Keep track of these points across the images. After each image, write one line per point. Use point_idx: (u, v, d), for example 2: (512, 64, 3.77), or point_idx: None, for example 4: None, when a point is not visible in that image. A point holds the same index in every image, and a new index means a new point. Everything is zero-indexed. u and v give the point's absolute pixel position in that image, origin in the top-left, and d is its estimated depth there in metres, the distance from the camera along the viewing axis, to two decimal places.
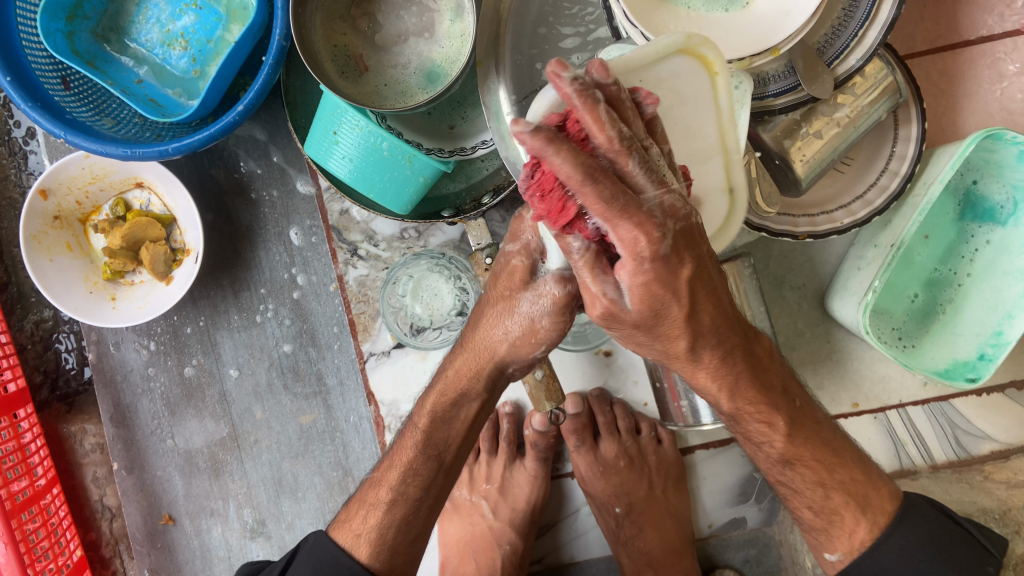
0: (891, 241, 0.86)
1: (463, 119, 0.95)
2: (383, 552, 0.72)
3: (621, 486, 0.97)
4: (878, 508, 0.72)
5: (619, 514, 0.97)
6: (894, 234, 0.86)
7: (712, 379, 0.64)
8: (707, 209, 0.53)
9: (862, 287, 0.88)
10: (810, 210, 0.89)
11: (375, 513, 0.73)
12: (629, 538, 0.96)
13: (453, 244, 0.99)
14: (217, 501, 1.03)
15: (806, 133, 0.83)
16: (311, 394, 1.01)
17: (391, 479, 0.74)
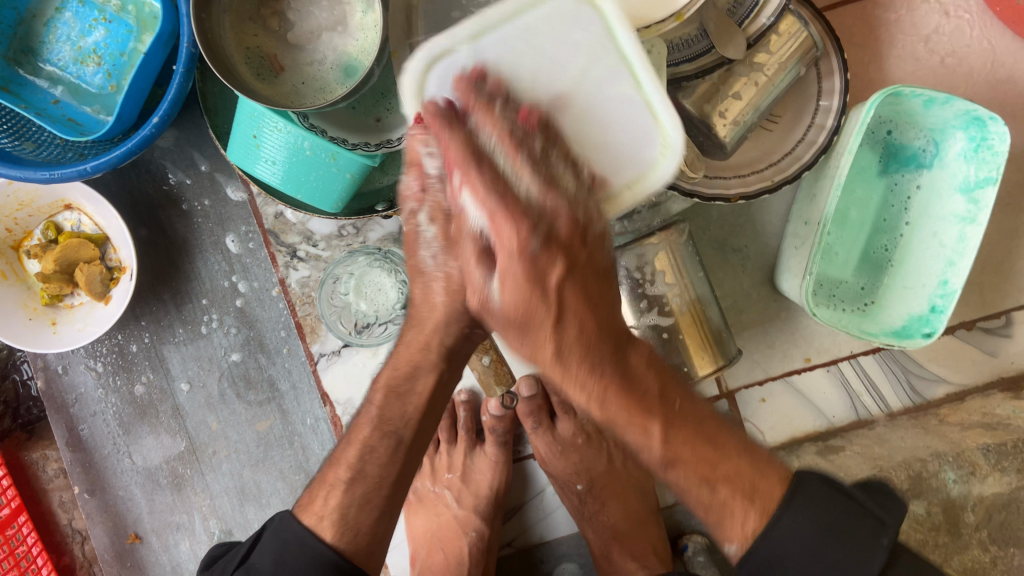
0: (817, 219, 0.87)
1: (388, 111, 0.94)
2: (346, 535, 0.68)
3: (581, 463, 0.96)
4: (767, 495, 0.61)
5: (581, 491, 0.96)
6: (819, 210, 0.87)
7: (581, 388, 0.59)
8: (505, 303, 0.55)
9: (802, 267, 0.88)
10: (740, 171, 0.89)
11: (335, 493, 0.70)
12: (593, 513, 0.95)
13: (392, 237, 1.00)
14: (182, 515, 1.03)
15: (726, 96, 0.82)
16: (264, 400, 1.01)
17: (349, 457, 0.72)
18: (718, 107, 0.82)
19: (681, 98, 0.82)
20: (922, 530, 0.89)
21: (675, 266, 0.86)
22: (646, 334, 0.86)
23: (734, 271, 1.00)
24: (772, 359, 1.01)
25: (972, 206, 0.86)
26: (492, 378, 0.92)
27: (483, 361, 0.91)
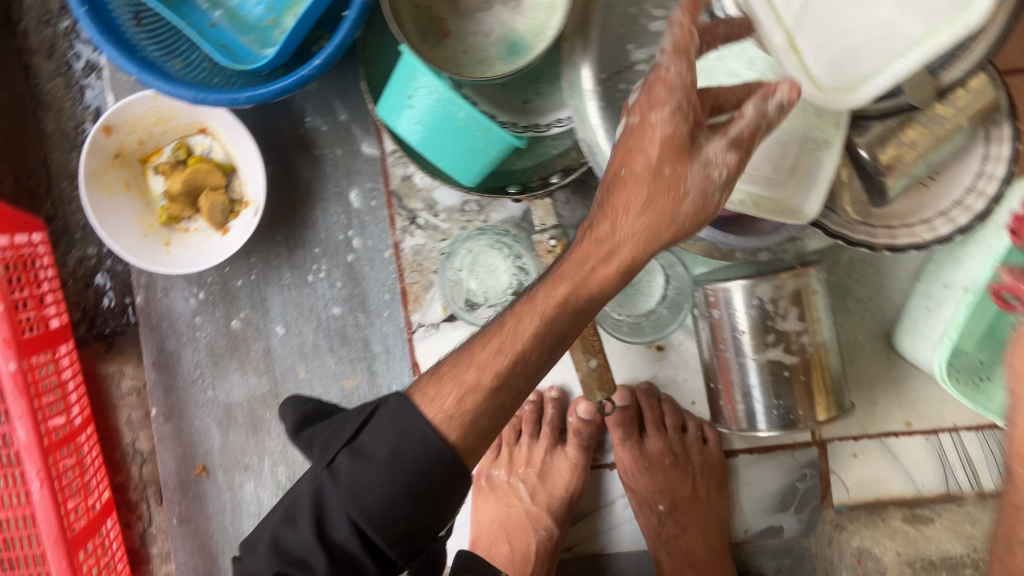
0: (964, 283, 0.84)
1: (538, 95, 0.92)
2: (466, 433, 0.62)
3: (665, 483, 0.97)
4: None
5: (662, 511, 0.96)
6: (967, 276, 0.84)
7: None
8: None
9: (938, 332, 0.86)
10: (890, 221, 0.85)
11: (473, 395, 0.62)
12: (671, 536, 0.96)
13: (514, 222, 0.98)
14: (253, 457, 1.02)
15: (899, 143, 0.78)
16: (356, 358, 1.00)
17: (447, 401, 0.62)
18: (890, 153, 0.79)
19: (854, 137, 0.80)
20: None
21: (807, 306, 0.84)
22: (764, 368, 0.84)
23: (854, 320, 0.97)
24: (872, 416, 0.98)
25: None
26: (595, 383, 0.89)
27: (590, 364, 0.88)
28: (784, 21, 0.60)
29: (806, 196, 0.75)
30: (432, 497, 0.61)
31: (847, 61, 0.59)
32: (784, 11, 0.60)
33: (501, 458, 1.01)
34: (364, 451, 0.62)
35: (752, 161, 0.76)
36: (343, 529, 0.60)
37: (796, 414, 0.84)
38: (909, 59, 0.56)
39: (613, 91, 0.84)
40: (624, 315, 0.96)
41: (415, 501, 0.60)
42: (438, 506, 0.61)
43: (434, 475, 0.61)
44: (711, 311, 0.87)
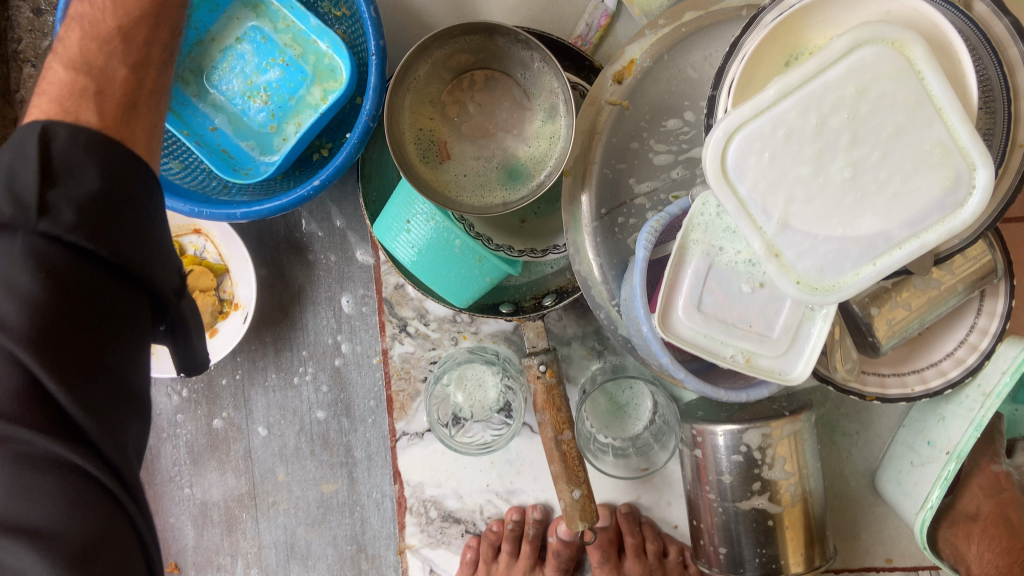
0: (946, 447, 0.84)
1: (535, 215, 0.93)
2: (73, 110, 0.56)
3: None
4: None
5: None
6: (950, 440, 0.84)
7: None
8: None
9: (923, 492, 0.86)
10: (881, 369, 0.86)
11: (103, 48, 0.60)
12: None
13: (503, 335, 0.98)
14: (226, 556, 1.00)
15: (894, 303, 0.79)
16: (337, 463, 0.99)
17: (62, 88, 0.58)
18: (885, 312, 0.79)
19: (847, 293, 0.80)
20: None
21: (795, 454, 0.83)
22: (748, 516, 0.83)
23: (839, 454, 0.97)
24: (853, 550, 0.98)
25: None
26: (576, 513, 0.87)
27: (573, 494, 0.87)
28: (762, 231, 0.61)
29: (796, 356, 0.76)
30: (129, 207, 0.53)
31: (831, 255, 0.61)
32: (763, 222, 0.61)
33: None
34: (67, 187, 0.51)
35: (745, 317, 0.75)
36: (26, 275, 0.49)
37: (779, 563, 0.82)
38: (893, 259, 0.60)
39: (612, 225, 0.85)
40: (610, 438, 0.96)
41: (109, 213, 0.52)
42: (141, 224, 0.54)
43: (131, 165, 0.55)
44: (697, 449, 0.86)
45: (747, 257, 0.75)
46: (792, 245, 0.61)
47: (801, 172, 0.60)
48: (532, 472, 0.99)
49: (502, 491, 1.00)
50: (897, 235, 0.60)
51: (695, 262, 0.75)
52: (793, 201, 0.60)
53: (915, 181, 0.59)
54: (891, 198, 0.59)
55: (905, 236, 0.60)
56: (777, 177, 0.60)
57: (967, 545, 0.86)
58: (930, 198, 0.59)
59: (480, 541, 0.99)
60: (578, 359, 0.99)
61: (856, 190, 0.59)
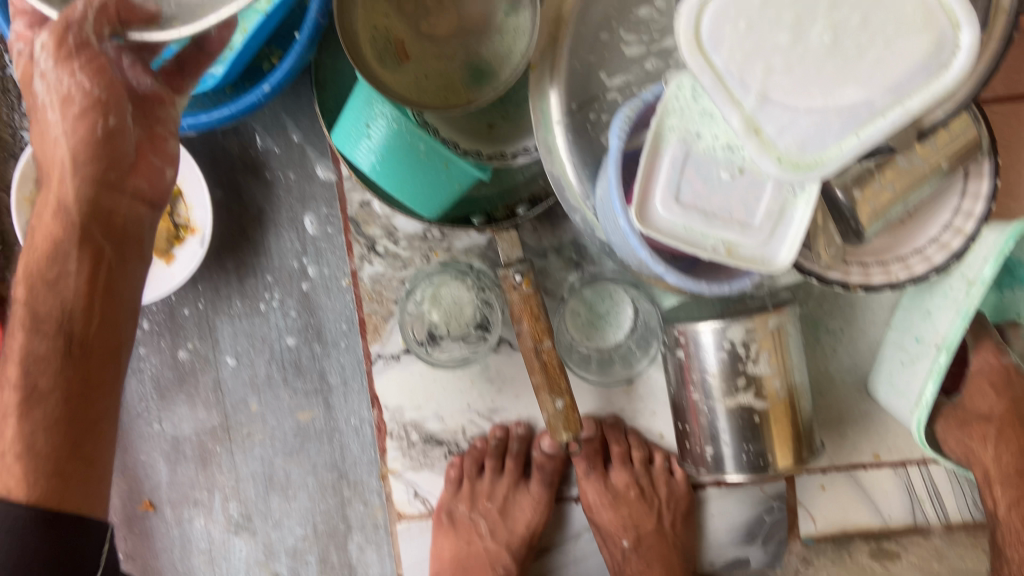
0: (935, 339, 0.83)
1: (503, 119, 0.88)
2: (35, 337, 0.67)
3: (631, 517, 0.96)
4: None
5: (627, 547, 0.96)
6: (937, 331, 0.83)
7: None
8: None
9: (914, 390, 0.85)
10: (865, 259, 0.82)
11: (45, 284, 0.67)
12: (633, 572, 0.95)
13: (478, 250, 0.93)
14: (202, 492, 0.98)
15: (879, 184, 0.75)
16: (312, 391, 0.96)
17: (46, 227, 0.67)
18: (868, 195, 0.75)
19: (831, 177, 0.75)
20: None
21: (779, 348, 0.81)
22: (734, 413, 0.81)
23: (824, 353, 0.95)
24: (841, 448, 0.97)
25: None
26: (560, 423, 0.85)
27: (556, 406, 0.85)
28: (738, 104, 0.55)
29: (780, 243, 0.73)
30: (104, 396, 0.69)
31: (812, 130, 0.54)
32: (741, 96, 0.54)
33: (462, 492, 0.97)
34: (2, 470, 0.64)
35: (726, 206, 0.72)
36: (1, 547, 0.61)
37: (767, 458, 0.81)
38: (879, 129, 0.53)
39: (583, 122, 0.80)
40: (591, 348, 0.93)
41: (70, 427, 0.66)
42: (120, 352, 0.71)
43: (106, 359, 0.69)
44: (680, 350, 0.84)
45: (726, 142, 0.71)
46: (769, 120, 0.54)
47: (779, 38, 0.54)
48: (513, 390, 0.96)
49: (484, 411, 0.97)
50: (881, 103, 0.53)
51: (671, 150, 0.71)
52: (770, 69, 0.54)
53: (898, 42, 0.52)
54: (874, 61, 0.53)
55: (891, 105, 0.53)
56: (751, 43, 0.54)
57: (983, 446, 0.86)
58: (914, 57, 0.52)
59: (463, 458, 0.97)
60: (555, 272, 0.94)
61: (837, 55, 0.53)
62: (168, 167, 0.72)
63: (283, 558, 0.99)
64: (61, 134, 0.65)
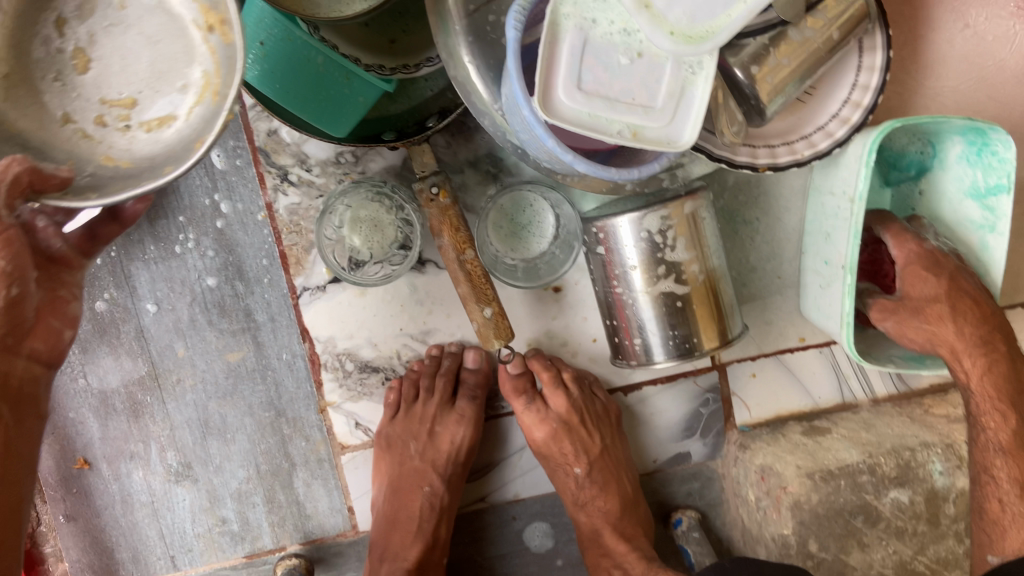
0: (839, 262, 0.85)
1: (404, 33, 0.86)
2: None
3: (576, 445, 0.95)
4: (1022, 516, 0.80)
5: (579, 475, 0.96)
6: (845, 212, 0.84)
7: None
8: None
9: (836, 311, 0.87)
10: (771, 140, 0.84)
11: None
12: (588, 499, 0.96)
13: (393, 170, 0.92)
14: (138, 443, 0.97)
15: (775, 60, 0.76)
16: (238, 330, 0.94)
17: None
18: (766, 71, 0.77)
19: (728, 57, 0.78)
20: (904, 517, 0.90)
21: (694, 233, 0.83)
22: (658, 301, 0.83)
23: (744, 243, 0.97)
24: (768, 335, 0.99)
25: (987, 214, 0.86)
26: (492, 332, 0.85)
27: (484, 313, 0.85)
28: None
29: (683, 123, 0.75)
30: None
31: None
32: None
33: (394, 415, 0.96)
34: None
35: (627, 90, 0.73)
36: None
37: (693, 342, 0.85)
38: None
39: (483, 24, 0.78)
40: (517, 258, 0.94)
41: None
42: None
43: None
44: (601, 247, 0.85)
45: (622, 26, 0.72)
46: None
47: None
48: (444, 309, 0.96)
49: (417, 333, 0.97)
50: None
51: (569, 38, 0.71)
52: None
53: None
54: None
55: None
56: None
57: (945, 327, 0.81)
58: None
59: (400, 381, 0.98)
60: (474, 186, 0.95)
61: None
62: (66, 328, 0.66)
63: (229, 502, 0.99)
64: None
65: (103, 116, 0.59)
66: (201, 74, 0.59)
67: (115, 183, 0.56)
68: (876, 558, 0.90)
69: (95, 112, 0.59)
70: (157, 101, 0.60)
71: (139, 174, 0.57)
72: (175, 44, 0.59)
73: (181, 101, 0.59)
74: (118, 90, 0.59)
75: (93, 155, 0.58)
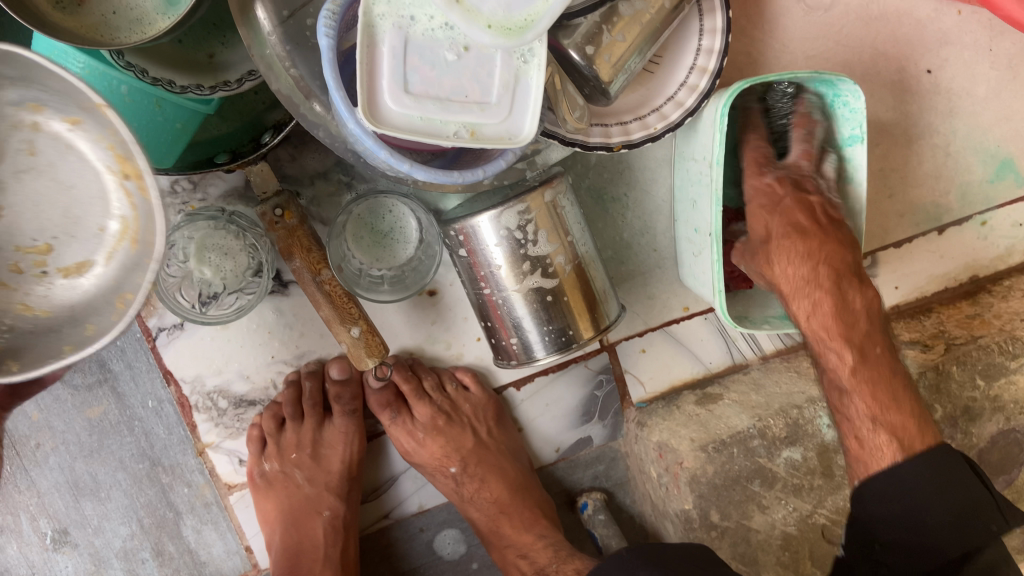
0: (707, 230, 0.83)
1: (224, 45, 0.79)
2: None
3: (449, 445, 0.92)
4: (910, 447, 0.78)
5: (456, 472, 0.92)
6: (704, 188, 0.82)
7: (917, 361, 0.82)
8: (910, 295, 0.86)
9: (708, 279, 0.86)
10: (622, 117, 0.82)
11: None
12: (472, 493, 0.92)
13: (237, 193, 0.87)
14: (7, 516, 0.90)
15: (610, 37, 0.73)
16: (94, 383, 0.88)
17: None
18: (602, 49, 0.73)
19: (562, 38, 0.73)
20: (799, 474, 0.91)
21: (556, 223, 0.80)
22: (528, 298, 0.81)
23: (616, 220, 0.95)
24: (652, 309, 0.98)
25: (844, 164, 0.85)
26: (363, 351, 0.80)
27: (352, 333, 0.79)
28: None
29: (522, 115, 0.71)
30: None
31: None
32: None
33: (268, 451, 0.90)
34: None
35: (459, 88, 0.68)
36: None
37: (569, 335, 0.83)
38: None
39: (301, 29, 0.72)
40: (384, 268, 0.88)
41: None
42: None
43: None
44: (464, 248, 0.81)
45: (444, 21, 0.67)
46: None
47: None
48: (317, 329, 0.92)
49: (291, 359, 0.92)
50: None
51: (388, 40, 0.66)
52: None
53: None
54: None
55: None
56: None
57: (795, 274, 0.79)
58: None
59: (261, 417, 0.91)
60: (328, 198, 0.90)
61: None
62: None
63: (116, 562, 0.93)
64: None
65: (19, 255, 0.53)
66: (116, 227, 0.53)
67: (34, 341, 0.52)
68: (777, 517, 0.90)
69: (6, 259, 0.53)
70: (67, 250, 0.54)
71: (53, 331, 0.52)
72: (91, 194, 0.53)
73: (101, 252, 0.53)
74: (32, 235, 0.53)
75: (6, 303, 0.53)
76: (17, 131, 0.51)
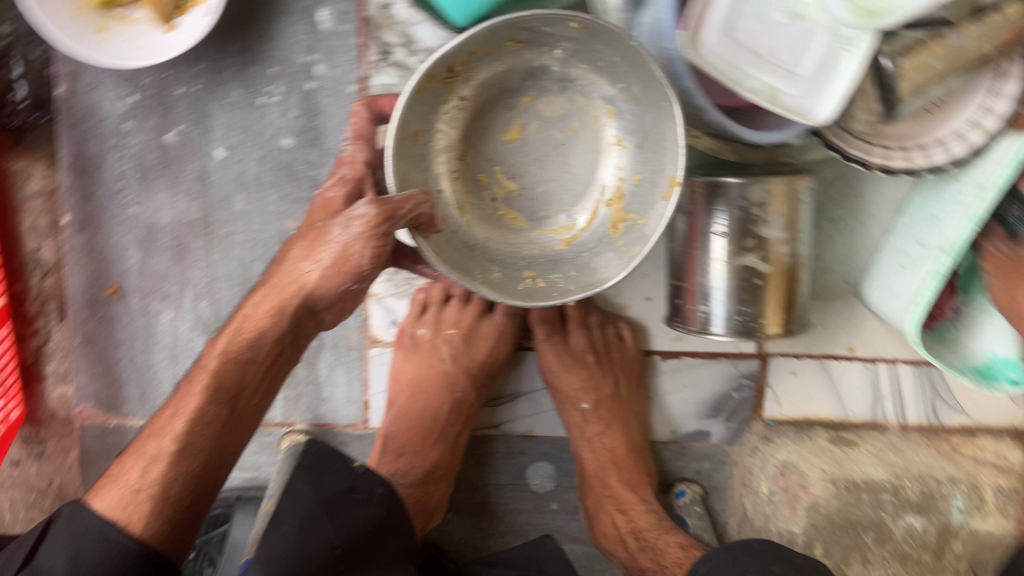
0: (939, 243, 0.80)
1: None
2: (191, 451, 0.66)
3: (591, 381, 0.94)
4: None
5: (586, 409, 0.94)
6: (942, 236, 0.80)
7: None
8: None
9: (910, 295, 0.83)
10: (887, 142, 0.79)
11: (155, 466, 0.65)
12: (594, 435, 0.94)
13: None
14: (174, 285, 0.94)
15: (926, 54, 0.70)
16: (303, 198, 0.91)
17: (174, 428, 0.66)
18: (914, 64, 0.71)
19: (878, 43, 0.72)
20: (912, 543, 0.90)
21: (792, 212, 0.80)
22: (735, 272, 0.81)
23: (822, 241, 0.95)
24: (820, 338, 0.98)
25: None
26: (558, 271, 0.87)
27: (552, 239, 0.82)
28: None
29: (820, 97, 0.70)
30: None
31: None
32: None
33: (426, 318, 0.95)
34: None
35: (772, 49, 0.70)
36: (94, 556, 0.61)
37: (758, 322, 0.83)
38: None
39: None
40: None
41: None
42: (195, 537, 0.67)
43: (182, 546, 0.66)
44: (692, 206, 0.82)
45: None
46: None
47: None
48: None
49: None
50: None
51: None
52: None
53: None
54: None
55: None
56: None
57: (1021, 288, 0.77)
58: None
59: (432, 285, 0.96)
60: None
61: None
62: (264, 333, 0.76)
63: None
64: (363, 260, 0.66)
65: (488, 181, 0.85)
66: (586, 213, 0.86)
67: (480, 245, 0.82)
68: None
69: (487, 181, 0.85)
70: (533, 212, 0.86)
71: (497, 249, 0.83)
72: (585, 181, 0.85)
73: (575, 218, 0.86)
74: (508, 176, 0.85)
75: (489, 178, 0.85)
76: (582, 114, 0.83)
